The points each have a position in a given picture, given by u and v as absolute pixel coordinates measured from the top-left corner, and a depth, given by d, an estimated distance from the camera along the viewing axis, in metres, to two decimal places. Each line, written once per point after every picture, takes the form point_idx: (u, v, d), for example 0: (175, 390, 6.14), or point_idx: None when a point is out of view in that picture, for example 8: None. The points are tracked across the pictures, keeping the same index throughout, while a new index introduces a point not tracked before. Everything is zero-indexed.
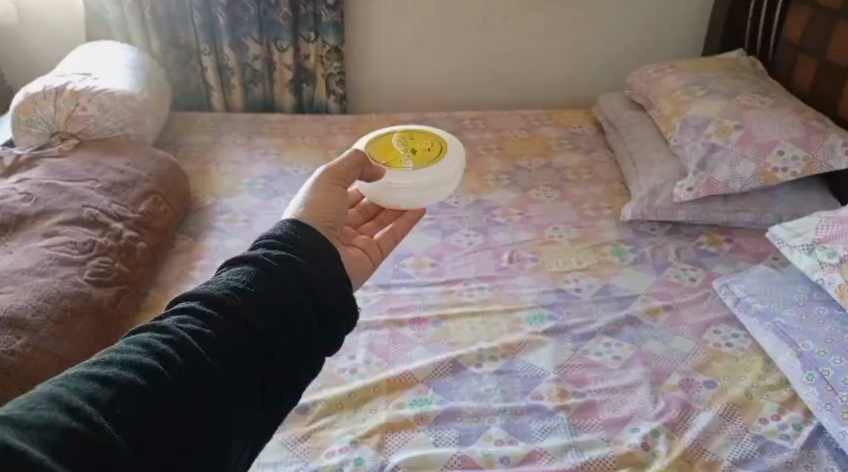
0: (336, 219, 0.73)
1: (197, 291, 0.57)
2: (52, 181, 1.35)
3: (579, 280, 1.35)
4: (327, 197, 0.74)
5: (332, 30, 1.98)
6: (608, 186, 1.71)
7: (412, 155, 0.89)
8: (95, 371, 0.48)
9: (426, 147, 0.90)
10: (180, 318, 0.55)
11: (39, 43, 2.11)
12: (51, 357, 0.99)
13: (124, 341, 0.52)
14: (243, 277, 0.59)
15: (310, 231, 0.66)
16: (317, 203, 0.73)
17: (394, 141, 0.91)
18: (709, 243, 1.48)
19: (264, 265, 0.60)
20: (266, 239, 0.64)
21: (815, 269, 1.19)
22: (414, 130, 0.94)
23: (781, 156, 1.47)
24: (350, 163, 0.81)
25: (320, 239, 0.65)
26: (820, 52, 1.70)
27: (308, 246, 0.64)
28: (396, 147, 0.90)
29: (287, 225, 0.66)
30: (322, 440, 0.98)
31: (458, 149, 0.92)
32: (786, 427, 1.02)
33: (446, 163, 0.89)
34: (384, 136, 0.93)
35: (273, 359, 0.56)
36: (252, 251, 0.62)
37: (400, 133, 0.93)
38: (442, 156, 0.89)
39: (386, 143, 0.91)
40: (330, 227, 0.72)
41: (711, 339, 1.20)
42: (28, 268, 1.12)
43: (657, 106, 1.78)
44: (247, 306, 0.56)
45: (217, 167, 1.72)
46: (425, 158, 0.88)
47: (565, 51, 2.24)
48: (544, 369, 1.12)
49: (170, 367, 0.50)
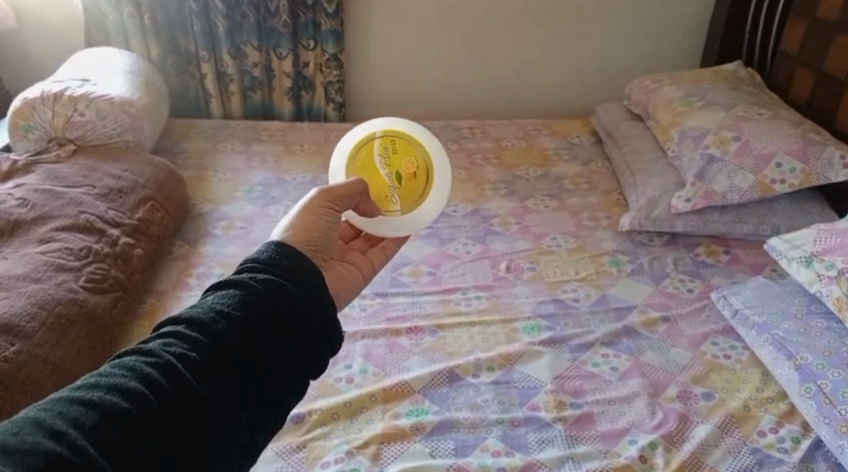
0: (324, 244, 0.72)
1: (182, 315, 0.57)
2: (49, 187, 1.35)
3: (577, 290, 1.35)
4: (313, 220, 0.72)
5: (331, 38, 1.99)
6: (606, 197, 1.71)
7: (399, 185, 0.90)
8: (79, 395, 0.47)
9: (413, 173, 0.91)
10: (166, 341, 0.54)
11: (38, 47, 2.11)
12: (44, 364, 0.98)
13: (108, 365, 0.51)
14: (230, 300, 0.58)
15: (297, 253, 0.65)
16: (305, 225, 0.71)
17: (377, 157, 0.91)
18: (706, 254, 1.47)
19: (251, 289, 0.59)
20: (251, 261, 0.63)
21: (813, 281, 1.19)
22: (396, 137, 0.92)
23: (779, 168, 1.47)
24: (341, 187, 0.79)
25: (307, 262, 0.65)
26: (818, 65, 1.71)
27: (295, 269, 0.63)
28: (381, 171, 0.90)
29: (273, 247, 0.65)
30: (317, 450, 0.97)
31: (445, 165, 0.92)
32: (784, 441, 1.02)
33: (433, 195, 0.92)
34: (367, 144, 0.91)
35: (259, 384, 0.56)
36: (238, 275, 0.61)
37: (382, 139, 0.92)
38: (429, 185, 0.91)
39: (369, 159, 0.91)
40: (315, 250, 0.70)
41: (709, 351, 1.20)
42: (23, 274, 1.11)
43: (655, 117, 1.79)
44: (234, 330, 0.56)
45: (215, 174, 1.72)
46: (413, 190, 0.90)
47: (564, 61, 2.24)
48: (541, 380, 1.12)
49: (155, 391, 0.49)
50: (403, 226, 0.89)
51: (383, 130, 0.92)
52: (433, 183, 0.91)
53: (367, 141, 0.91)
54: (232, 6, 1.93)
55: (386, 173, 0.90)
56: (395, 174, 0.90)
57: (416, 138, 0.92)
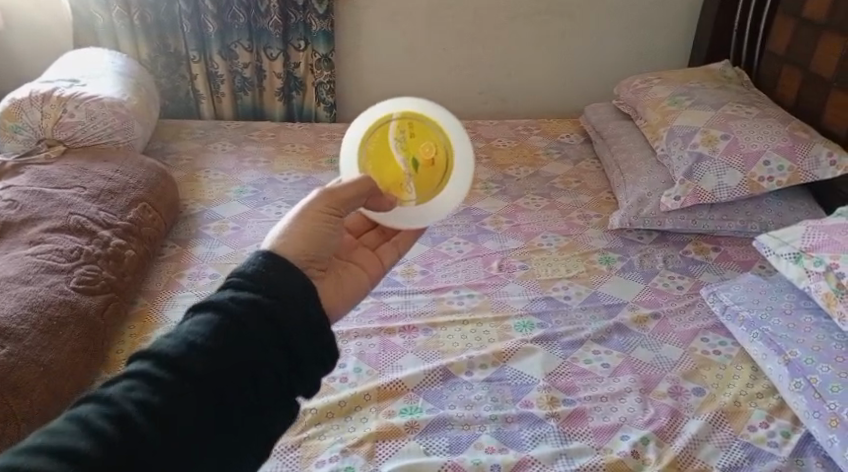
0: (323, 254, 0.70)
1: (149, 351, 0.52)
2: (39, 188, 1.34)
3: (568, 288, 1.36)
4: (309, 228, 0.69)
5: (322, 38, 1.99)
6: (596, 195, 1.72)
7: (416, 172, 0.87)
8: (16, 462, 0.41)
9: (430, 159, 0.87)
10: (129, 385, 0.49)
11: (26, 48, 2.09)
12: (37, 366, 0.98)
13: (63, 417, 0.46)
14: (202, 331, 0.53)
15: (286, 267, 0.60)
16: (301, 233, 0.68)
17: (393, 141, 0.88)
18: (696, 251, 1.49)
19: (228, 317, 0.55)
20: (233, 278, 0.59)
21: (802, 277, 1.20)
22: (414, 120, 0.88)
23: (767, 166, 1.49)
24: (344, 189, 0.76)
25: (296, 276, 0.60)
26: (805, 65, 1.73)
27: (283, 286, 0.59)
28: (397, 156, 0.87)
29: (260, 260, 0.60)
30: (312, 449, 0.97)
31: (466, 152, 0.88)
32: (774, 435, 1.03)
33: (452, 183, 0.88)
34: (384, 127, 0.88)
35: (230, 416, 0.53)
36: (215, 297, 0.57)
37: (399, 122, 0.88)
38: (448, 173, 0.88)
39: (384, 143, 0.88)
40: (312, 260, 0.68)
41: (699, 347, 1.21)
42: (14, 277, 1.11)
43: (644, 116, 1.80)
44: (205, 368, 0.52)
45: (206, 175, 1.71)
46: (431, 177, 0.87)
47: (554, 61, 2.26)
48: (534, 377, 1.13)
49: (113, 449, 0.45)
50: (416, 217, 0.87)
51: (400, 112, 0.88)
52: (453, 170, 0.88)
53: (384, 124, 0.88)
54: (222, 7, 1.92)
55: (402, 159, 0.87)
56: (411, 160, 0.87)
57: (436, 120, 0.87)
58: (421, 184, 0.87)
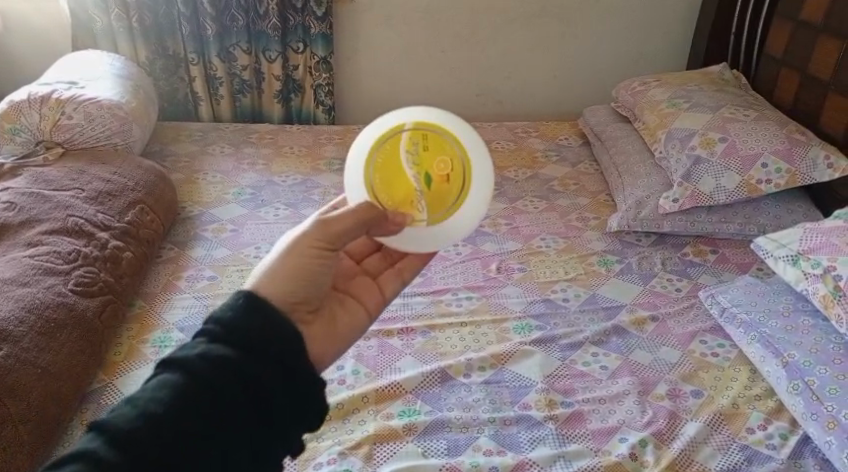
0: (312, 292, 0.67)
1: (109, 416, 0.49)
2: (37, 190, 1.34)
3: (566, 290, 1.36)
4: (299, 267, 0.66)
5: (321, 41, 1.99)
6: (594, 198, 1.72)
7: (428, 190, 0.79)
8: None
9: (445, 175, 0.79)
10: (85, 454, 0.46)
11: (25, 51, 2.09)
12: (34, 369, 0.98)
13: None
14: (167, 390, 0.52)
15: (262, 312, 0.59)
16: (290, 271, 0.65)
17: (404, 155, 0.79)
18: (694, 253, 1.49)
19: (194, 373, 0.53)
20: (204, 333, 0.57)
21: (800, 279, 1.20)
22: (428, 131, 0.79)
23: (765, 168, 1.49)
24: (341, 218, 0.71)
25: (270, 325, 0.58)
26: (802, 68, 1.73)
27: (254, 335, 0.57)
28: (408, 172, 0.79)
29: (234, 308, 0.58)
30: (309, 452, 0.97)
31: (485, 167, 0.80)
32: (772, 437, 1.03)
33: (469, 203, 0.80)
34: (394, 138, 0.79)
35: None
36: (183, 354, 0.55)
37: (411, 133, 0.79)
38: (464, 191, 0.80)
39: (395, 155, 0.79)
40: (298, 302, 0.65)
41: (697, 349, 1.21)
42: (11, 279, 1.10)
43: (643, 119, 1.80)
44: (170, 429, 0.49)
45: (204, 177, 1.71)
46: (445, 195, 0.79)
47: (552, 64, 2.26)
48: (532, 380, 1.12)
49: None
50: (428, 241, 0.81)
51: (413, 121, 0.79)
52: (469, 189, 0.80)
53: (395, 135, 0.79)
54: (221, 9, 1.93)
55: (414, 175, 0.79)
56: (423, 177, 0.79)
57: (452, 132, 0.79)
58: (434, 206, 0.79)
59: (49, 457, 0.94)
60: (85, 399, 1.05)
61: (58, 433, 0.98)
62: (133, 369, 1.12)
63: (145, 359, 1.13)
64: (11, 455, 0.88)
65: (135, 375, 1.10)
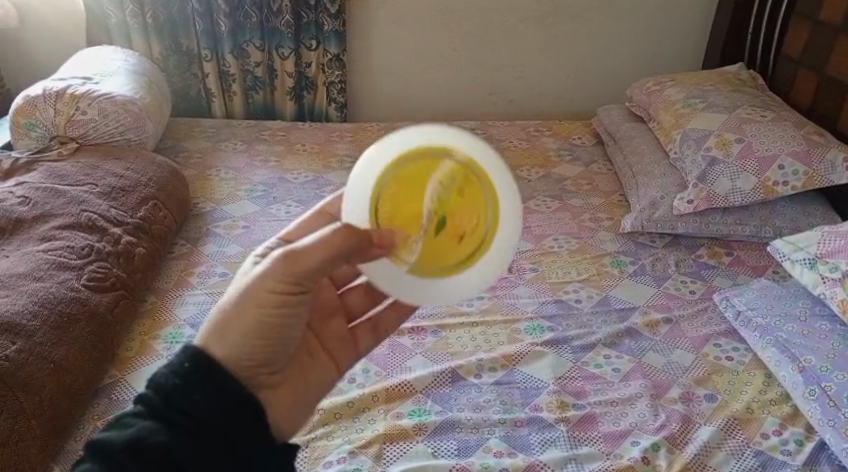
0: (272, 351, 0.60)
1: None
2: (51, 185, 1.35)
3: (579, 291, 1.35)
4: (257, 320, 0.58)
5: (334, 38, 1.99)
6: (608, 198, 1.70)
7: (436, 234, 0.67)
8: None
9: (461, 231, 0.68)
10: None
11: (41, 47, 2.11)
12: (46, 364, 0.98)
13: None
14: None
15: (211, 378, 0.54)
16: (248, 327, 0.58)
17: (435, 183, 0.67)
18: (709, 255, 1.47)
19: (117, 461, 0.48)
20: (142, 406, 0.52)
21: (817, 283, 1.18)
22: (472, 175, 0.68)
23: (782, 170, 1.47)
24: (307, 253, 0.59)
25: (217, 398, 0.53)
26: (820, 68, 1.71)
27: (200, 407, 0.52)
28: (422, 205, 0.67)
29: (176, 376, 0.53)
30: (320, 450, 0.97)
31: (505, 249, 0.69)
32: (788, 443, 1.02)
33: (471, 274, 0.69)
34: (420, 158, 0.67)
35: None
36: (113, 432, 0.50)
37: (454, 165, 0.67)
38: (471, 257, 0.69)
39: (423, 176, 0.67)
40: (255, 362, 0.58)
41: (712, 352, 1.19)
42: (25, 273, 1.11)
43: (657, 119, 1.78)
44: None
45: (216, 174, 1.72)
46: (449, 250, 0.68)
47: (566, 63, 2.24)
48: (544, 381, 1.12)
49: None
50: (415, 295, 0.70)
51: (465, 154, 0.67)
52: (475, 260, 0.69)
53: (423, 155, 0.67)
54: (235, 6, 1.93)
55: (427, 209, 0.68)
56: (437, 217, 0.68)
57: (495, 189, 0.68)
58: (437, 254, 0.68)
59: (59, 453, 0.94)
60: (97, 394, 1.06)
61: (71, 429, 0.98)
62: (144, 364, 1.12)
63: (156, 356, 1.13)
64: (25, 449, 0.89)
65: (147, 370, 1.11)
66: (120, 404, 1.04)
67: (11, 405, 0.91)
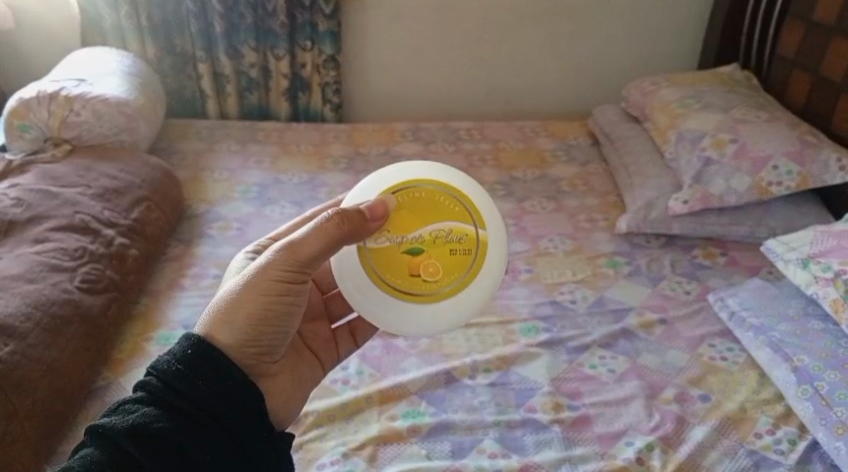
0: (274, 338, 0.68)
1: None
2: (44, 187, 1.34)
3: (574, 292, 1.35)
4: (260, 308, 0.67)
5: (329, 39, 1.99)
6: (603, 199, 1.70)
7: (411, 257, 0.76)
8: None
9: (429, 270, 0.77)
10: None
11: (35, 48, 2.10)
12: (38, 365, 0.97)
13: None
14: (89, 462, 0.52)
15: (210, 364, 0.59)
16: (252, 316, 0.66)
17: (445, 224, 0.78)
18: (703, 256, 1.48)
19: (119, 442, 0.53)
20: (143, 390, 0.58)
21: (810, 283, 1.18)
22: (475, 247, 0.78)
23: (776, 171, 1.47)
24: (303, 244, 0.68)
25: (213, 384, 0.58)
26: (814, 68, 1.71)
27: (198, 391, 0.57)
28: (415, 230, 0.77)
29: (178, 363, 0.59)
30: (313, 452, 0.97)
31: (447, 316, 0.78)
32: (780, 442, 1.02)
33: (409, 307, 0.77)
34: (450, 202, 0.78)
35: None
36: (115, 415, 0.56)
37: (470, 229, 0.78)
38: (417, 297, 0.77)
39: (438, 211, 0.78)
40: (261, 349, 0.67)
41: (706, 353, 1.19)
42: (18, 275, 1.10)
43: (652, 119, 1.79)
44: None
45: (211, 175, 1.71)
46: (407, 279, 0.77)
47: (562, 62, 2.24)
48: (538, 382, 1.12)
49: None
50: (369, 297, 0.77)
51: (481, 229, 0.79)
52: (418, 298, 0.77)
53: (449, 199, 0.78)
54: (229, 7, 1.92)
55: (419, 235, 0.77)
56: (421, 245, 0.77)
57: (479, 271, 0.78)
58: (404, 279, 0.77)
59: (51, 455, 0.94)
60: (90, 395, 1.05)
61: (63, 431, 0.98)
62: (137, 366, 1.11)
63: (149, 357, 1.13)
64: (17, 451, 0.88)
65: (140, 372, 1.10)
66: None
67: (3, 407, 0.90)
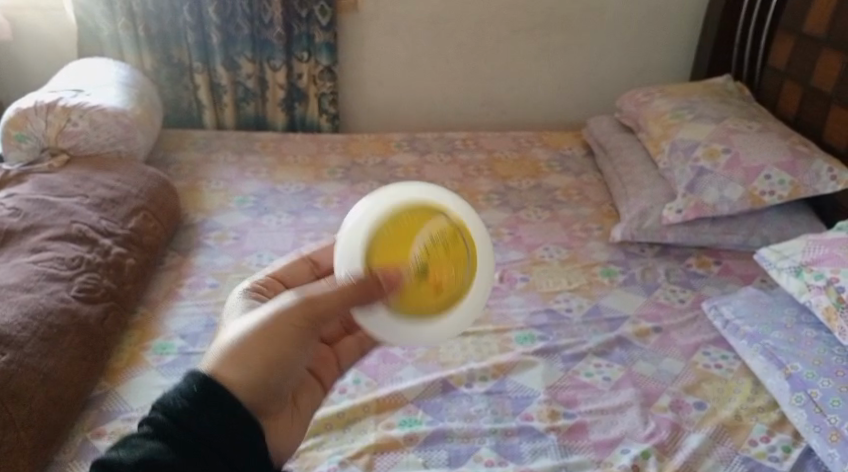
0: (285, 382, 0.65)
1: None
2: (42, 196, 1.35)
3: (569, 300, 1.36)
4: (274, 351, 0.63)
5: (325, 50, 2.00)
6: (598, 208, 1.72)
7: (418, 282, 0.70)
8: None
9: (440, 282, 0.71)
10: None
11: (33, 59, 2.11)
12: (35, 374, 0.97)
13: None
14: None
15: (218, 397, 0.55)
16: (267, 360, 0.62)
17: (429, 229, 0.71)
18: (698, 265, 1.49)
19: None
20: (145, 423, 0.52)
21: (803, 291, 1.19)
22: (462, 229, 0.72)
23: (768, 180, 1.48)
24: (323, 297, 0.66)
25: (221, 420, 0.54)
26: (805, 79, 1.73)
27: (204, 426, 0.53)
28: (410, 256, 0.70)
29: (185, 397, 0.54)
30: (311, 461, 0.97)
31: (476, 303, 0.73)
32: (775, 450, 1.02)
33: (443, 322, 0.72)
34: (416, 210, 0.71)
35: None
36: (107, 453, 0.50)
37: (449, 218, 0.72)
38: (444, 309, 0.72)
39: (416, 223, 0.71)
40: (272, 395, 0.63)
41: (701, 361, 1.20)
42: (14, 284, 1.10)
43: (646, 130, 1.80)
44: None
45: (208, 185, 1.72)
46: (426, 301, 0.71)
47: (556, 74, 2.26)
48: (533, 390, 1.12)
49: None
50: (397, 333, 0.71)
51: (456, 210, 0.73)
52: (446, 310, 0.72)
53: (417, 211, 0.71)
54: (227, 18, 1.94)
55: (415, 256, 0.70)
56: (422, 264, 0.70)
57: (474, 245, 0.73)
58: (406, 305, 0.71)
59: (46, 465, 0.93)
60: (87, 404, 1.05)
61: (60, 440, 0.97)
62: (134, 375, 1.11)
63: (147, 366, 1.13)
64: (13, 460, 0.88)
65: (138, 381, 1.10)
66: (110, 415, 1.03)
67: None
